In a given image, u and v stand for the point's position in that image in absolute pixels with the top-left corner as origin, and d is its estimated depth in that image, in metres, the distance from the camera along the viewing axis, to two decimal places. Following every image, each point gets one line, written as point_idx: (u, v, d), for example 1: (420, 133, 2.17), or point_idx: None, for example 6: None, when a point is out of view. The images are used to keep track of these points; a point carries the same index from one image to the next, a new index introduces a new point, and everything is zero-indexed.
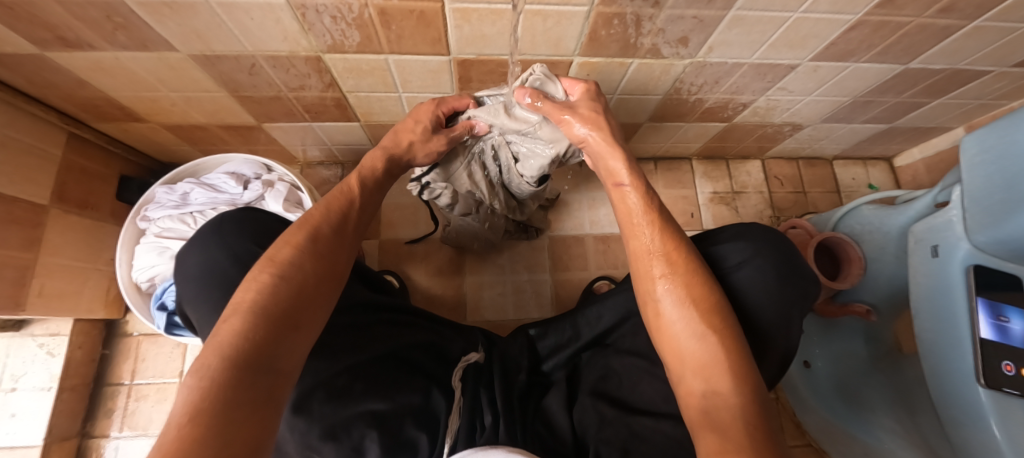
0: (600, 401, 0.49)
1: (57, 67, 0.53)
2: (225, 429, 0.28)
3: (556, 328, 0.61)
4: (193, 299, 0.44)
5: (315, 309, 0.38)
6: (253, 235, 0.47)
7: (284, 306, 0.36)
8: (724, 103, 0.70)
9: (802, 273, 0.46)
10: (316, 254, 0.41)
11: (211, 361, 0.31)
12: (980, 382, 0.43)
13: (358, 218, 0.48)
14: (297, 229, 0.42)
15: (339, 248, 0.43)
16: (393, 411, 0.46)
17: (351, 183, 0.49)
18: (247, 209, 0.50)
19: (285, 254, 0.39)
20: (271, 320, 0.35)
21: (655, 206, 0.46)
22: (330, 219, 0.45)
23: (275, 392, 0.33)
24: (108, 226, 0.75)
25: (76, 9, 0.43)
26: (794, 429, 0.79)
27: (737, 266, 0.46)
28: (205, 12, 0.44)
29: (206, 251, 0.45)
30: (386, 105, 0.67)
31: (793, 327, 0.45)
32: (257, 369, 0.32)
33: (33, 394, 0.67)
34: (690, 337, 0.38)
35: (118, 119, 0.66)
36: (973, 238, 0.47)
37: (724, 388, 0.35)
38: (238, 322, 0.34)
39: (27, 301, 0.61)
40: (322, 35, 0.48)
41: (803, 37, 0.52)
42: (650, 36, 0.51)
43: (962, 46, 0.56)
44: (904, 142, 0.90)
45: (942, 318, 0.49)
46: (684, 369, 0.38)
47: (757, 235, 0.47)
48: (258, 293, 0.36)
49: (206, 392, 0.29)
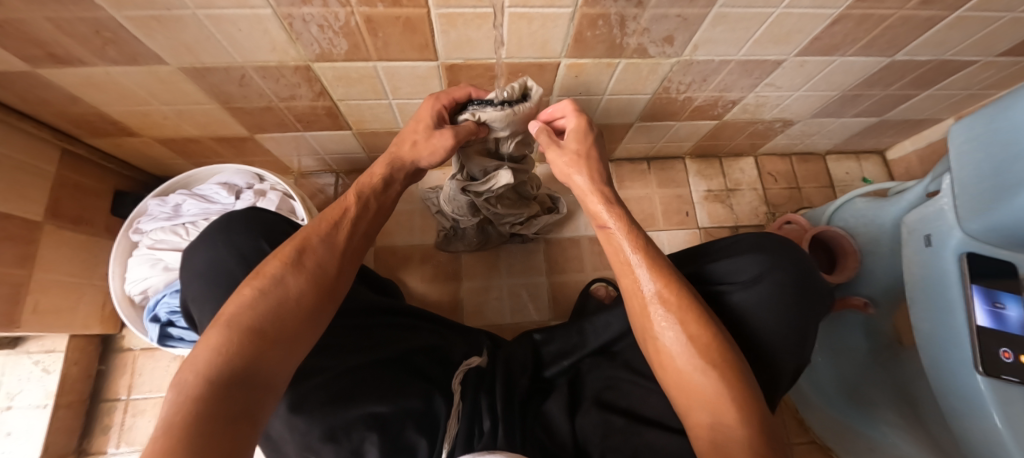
0: (609, 411, 0.49)
1: (49, 84, 0.53)
2: (205, 440, 0.29)
3: (562, 334, 0.61)
4: (198, 297, 0.45)
5: (301, 323, 0.38)
6: (261, 234, 0.48)
7: (263, 322, 0.36)
8: (713, 101, 0.70)
9: (817, 291, 0.46)
10: (300, 266, 0.41)
11: (189, 378, 0.32)
12: (979, 369, 0.43)
13: (350, 228, 0.47)
14: (288, 243, 0.43)
15: (328, 262, 0.43)
16: (395, 414, 0.46)
17: (347, 196, 0.49)
18: (250, 209, 0.51)
19: (272, 268, 0.40)
20: (249, 333, 0.35)
21: (647, 243, 0.46)
22: (319, 232, 0.44)
23: (255, 405, 0.33)
24: (103, 241, 0.75)
25: (66, 26, 0.43)
26: (797, 426, 0.76)
27: (754, 280, 0.46)
28: (192, 24, 0.44)
29: (213, 248, 0.46)
30: (377, 113, 0.68)
31: (805, 344, 0.45)
32: (236, 383, 0.33)
33: (29, 412, 0.67)
34: (694, 371, 0.38)
35: (111, 134, 0.67)
36: (965, 227, 0.47)
37: (732, 421, 0.35)
38: (221, 337, 0.35)
39: (21, 318, 0.60)
40: (310, 44, 0.49)
41: (788, 33, 0.53)
42: (635, 36, 0.51)
43: (946, 37, 0.56)
44: (895, 135, 0.90)
45: (938, 310, 0.48)
46: (692, 402, 0.38)
47: (777, 251, 0.48)
48: (243, 308, 0.37)
49: (182, 407, 0.30)
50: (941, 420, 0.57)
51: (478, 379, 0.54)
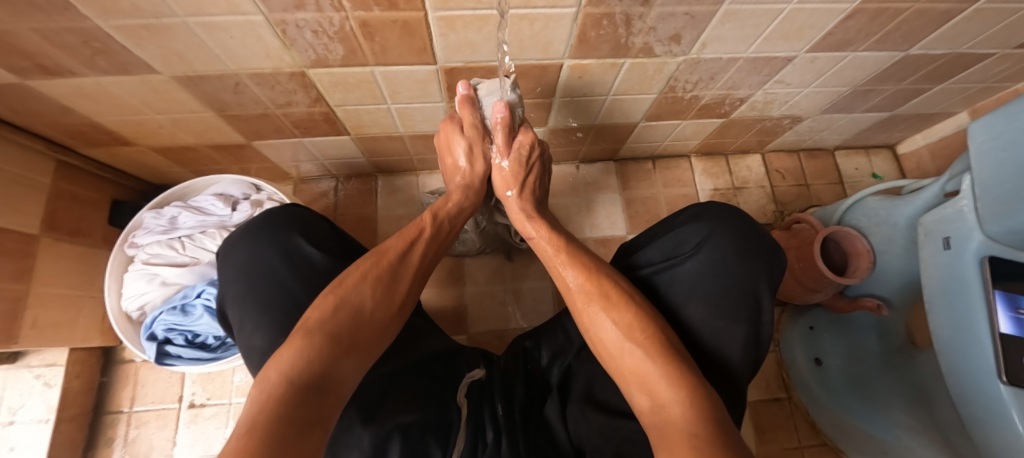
0: (589, 409, 0.49)
1: (39, 95, 0.52)
2: (282, 446, 0.28)
3: (549, 336, 0.60)
4: (239, 297, 0.44)
5: (374, 332, 0.40)
6: (299, 229, 0.48)
7: (343, 328, 0.37)
8: (721, 99, 0.68)
9: (764, 245, 0.46)
10: (377, 277, 0.42)
11: (273, 375, 0.33)
12: (1002, 379, 0.41)
13: (421, 252, 0.50)
14: (369, 256, 0.45)
15: (402, 272, 0.45)
16: (419, 424, 0.44)
17: (425, 217, 0.53)
18: (290, 205, 0.51)
19: (352, 277, 0.41)
20: (329, 339, 0.36)
21: (569, 242, 0.53)
22: (397, 249, 0.47)
23: (328, 413, 0.32)
24: (101, 252, 0.74)
25: (54, 36, 0.42)
26: (808, 428, 0.77)
27: (697, 247, 0.47)
28: (183, 32, 0.43)
29: (256, 246, 0.46)
30: (376, 117, 0.66)
31: (766, 303, 0.43)
32: (312, 390, 0.33)
33: (31, 427, 0.66)
34: (624, 353, 0.40)
35: (106, 144, 0.66)
36: (986, 229, 0.44)
37: (665, 397, 0.35)
38: (303, 342, 0.35)
39: (20, 333, 0.59)
40: (304, 50, 0.47)
41: (799, 28, 0.51)
42: (641, 35, 0.49)
43: (963, 30, 0.54)
44: (906, 130, 0.88)
45: (956, 315, 0.46)
46: (631, 385, 0.39)
47: (714, 215, 0.48)
48: (325, 313, 0.38)
49: (264, 406, 0.30)
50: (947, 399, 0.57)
51: (479, 392, 0.54)
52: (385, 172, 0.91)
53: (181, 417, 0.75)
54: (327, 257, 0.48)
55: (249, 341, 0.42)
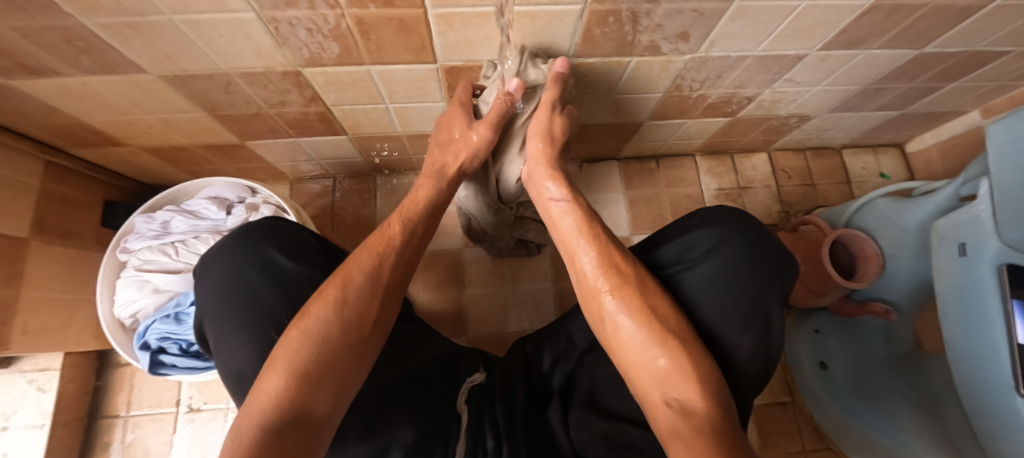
0: (590, 414, 0.48)
1: (23, 96, 0.50)
2: None
3: (551, 339, 0.58)
4: (217, 317, 0.43)
5: (353, 355, 0.38)
6: (278, 243, 0.46)
7: (314, 362, 0.35)
8: (727, 97, 0.67)
9: (776, 255, 0.45)
10: (347, 301, 0.40)
11: (247, 422, 0.32)
12: (1020, 392, 0.39)
13: (397, 258, 0.46)
14: (331, 280, 0.41)
15: (372, 295, 0.42)
16: (420, 440, 0.43)
17: (393, 221, 0.49)
18: (269, 218, 0.49)
19: (318, 308, 0.38)
20: (298, 376, 0.34)
21: (594, 224, 0.47)
22: (364, 263, 0.43)
23: (307, 449, 0.32)
24: (94, 254, 0.73)
25: (33, 35, 0.39)
26: (812, 433, 0.76)
27: (706, 254, 0.45)
28: (170, 30, 0.41)
29: (231, 261, 0.44)
30: (373, 117, 0.64)
31: (773, 315, 0.42)
32: (288, 430, 0.32)
33: (25, 432, 0.65)
34: (648, 346, 0.38)
35: (96, 144, 0.64)
36: (1003, 236, 0.43)
37: (693, 395, 0.34)
38: (273, 383, 0.34)
39: (10, 339, 0.58)
40: (297, 49, 0.45)
41: (812, 26, 0.49)
42: (647, 33, 0.47)
43: (981, 28, 0.52)
44: (915, 128, 0.86)
45: (972, 324, 0.45)
46: (651, 382, 0.37)
47: (725, 219, 0.47)
48: (291, 350, 0.36)
49: (235, 456, 0.30)
50: (956, 402, 0.57)
51: (479, 398, 0.52)
52: (383, 172, 0.90)
53: (180, 422, 0.74)
54: (307, 268, 0.46)
55: (228, 362, 0.41)
